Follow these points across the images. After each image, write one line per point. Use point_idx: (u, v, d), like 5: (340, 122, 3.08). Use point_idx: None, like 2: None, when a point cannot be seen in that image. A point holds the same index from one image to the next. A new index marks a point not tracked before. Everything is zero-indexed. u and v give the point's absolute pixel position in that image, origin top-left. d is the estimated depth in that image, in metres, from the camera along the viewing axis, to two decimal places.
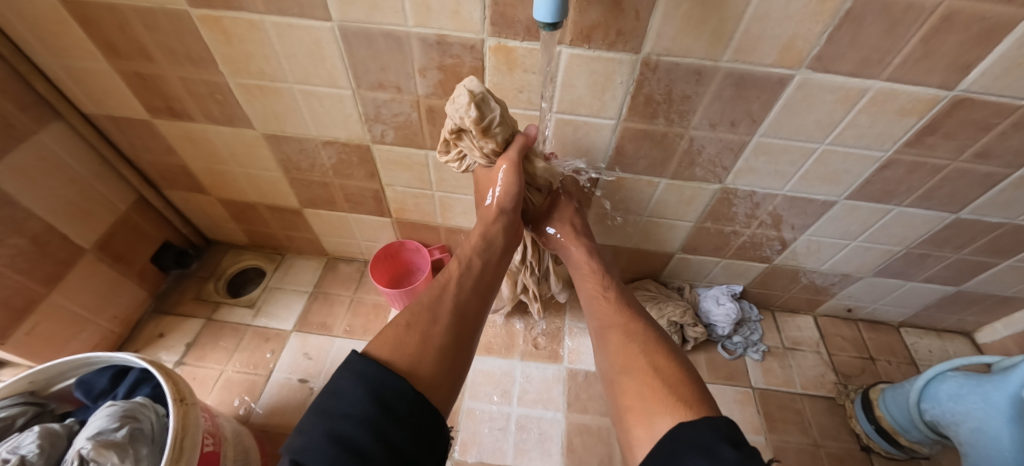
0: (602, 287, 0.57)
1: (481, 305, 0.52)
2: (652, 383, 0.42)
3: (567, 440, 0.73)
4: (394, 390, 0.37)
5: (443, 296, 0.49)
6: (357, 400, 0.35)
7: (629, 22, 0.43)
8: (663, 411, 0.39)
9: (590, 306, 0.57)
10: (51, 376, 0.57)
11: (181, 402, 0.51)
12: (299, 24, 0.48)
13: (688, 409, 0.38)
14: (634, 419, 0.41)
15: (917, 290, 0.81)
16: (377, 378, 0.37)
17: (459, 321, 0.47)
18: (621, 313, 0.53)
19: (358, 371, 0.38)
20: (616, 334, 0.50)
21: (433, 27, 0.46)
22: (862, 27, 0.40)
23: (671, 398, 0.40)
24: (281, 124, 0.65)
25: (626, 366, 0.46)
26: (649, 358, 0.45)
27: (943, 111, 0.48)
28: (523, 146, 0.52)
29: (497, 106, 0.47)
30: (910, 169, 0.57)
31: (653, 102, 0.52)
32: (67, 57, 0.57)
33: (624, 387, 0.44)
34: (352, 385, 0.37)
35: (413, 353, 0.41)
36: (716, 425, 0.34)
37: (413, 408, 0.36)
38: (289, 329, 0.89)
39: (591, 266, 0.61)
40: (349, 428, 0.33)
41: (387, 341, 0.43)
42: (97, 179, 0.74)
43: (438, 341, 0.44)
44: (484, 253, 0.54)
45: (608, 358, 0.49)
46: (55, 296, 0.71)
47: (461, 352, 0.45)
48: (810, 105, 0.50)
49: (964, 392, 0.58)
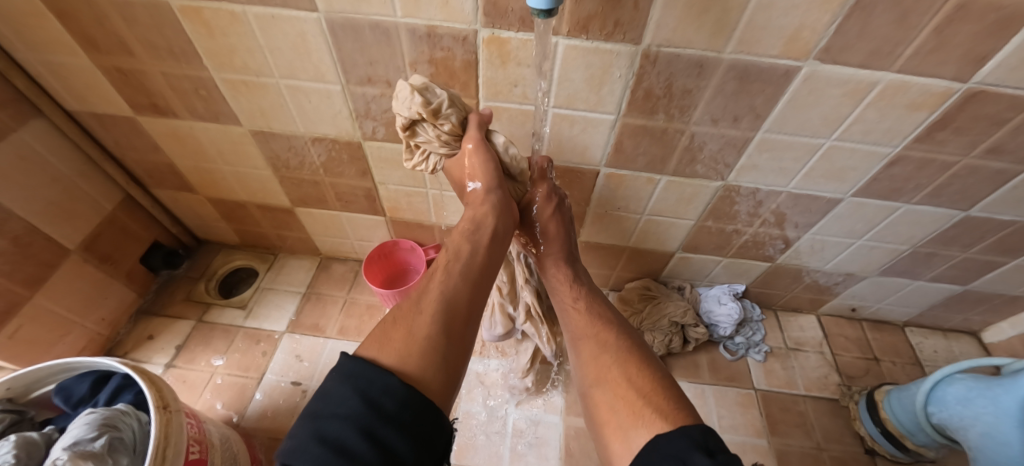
0: (574, 297, 0.55)
1: (474, 293, 0.45)
2: (627, 394, 0.40)
3: (565, 444, 0.72)
4: (384, 387, 0.32)
5: (429, 287, 0.44)
6: (344, 398, 0.31)
7: (627, 12, 0.41)
8: (637, 425, 0.37)
9: (564, 319, 0.54)
10: (30, 383, 0.55)
11: (164, 410, 0.49)
12: (283, 16, 0.46)
13: (660, 420, 0.36)
14: (612, 435, 0.39)
15: (923, 289, 0.79)
16: (364, 376, 0.33)
17: (450, 311, 0.42)
18: (597, 322, 0.51)
19: (343, 370, 0.34)
20: (591, 346, 0.48)
21: (423, 18, 0.44)
22: (871, 17, 0.38)
23: (645, 409, 0.38)
24: (268, 120, 0.63)
25: (598, 378, 0.44)
26: (623, 368, 0.43)
27: (955, 105, 0.46)
28: (479, 123, 0.51)
29: (442, 90, 0.47)
30: (918, 166, 0.55)
31: (652, 96, 0.50)
32: (45, 52, 0.55)
33: (600, 401, 0.42)
34: (339, 386, 0.33)
35: (398, 348, 0.36)
36: (693, 436, 0.32)
37: (407, 405, 0.31)
38: (282, 330, 0.87)
39: (562, 278, 0.57)
40: (337, 429, 0.29)
41: (374, 340, 0.38)
42: (81, 178, 0.72)
43: (426, 332, 0.38)
44: (467, 239, 0.48)
45: (584, 372, 0.47)
46: (38, 298, 0.69)
47: (453, 345, 0.39)
48: (817, 98, 0.48)
49: (972, 396, 0.57)
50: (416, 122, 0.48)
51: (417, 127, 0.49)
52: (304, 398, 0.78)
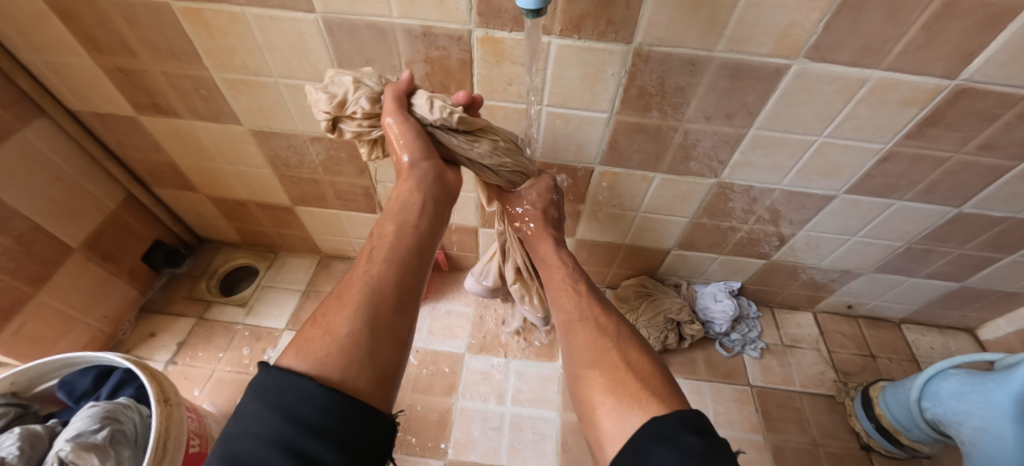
0: (572, 281, 0.54)
1: (397, 276, 0.40)
2: (624, 377, 0.40)
3: (562, 440, 0.72)
4: (300, 397, 0.28)
5: (354, 276, 0.40)
6: (258, 416, 0.28)
7: (619, 10, 0.41)
8: (630, 408, 0.36)
9: (557, 300, 0.53)
10: (33, 378, 0.56)
11: (165, 403, 0.50)
12: (281, 16, 0.47)
13: (658, 403, 0.36)
14: (606, 412, 0.38)
15: (920, 286, 0.79)
16: (277, 386, 0.29)
17: (377, 298, 0.37)
18: (594, 307, 0.50)
19: (259, 385, 0.30)
20: (588, 329, 0.47)
21: (419, 18, 0.45)
22: (860, 14, 0.39)
23: (642, 392, 0.37)
24: (267, 119, 0.64)
25: (595, 361, 0.43)
26: (621, 352, 0.43)
27: (945, 101, 0.46)
28: (395, 91, 0.44)
29: (348, 76, 0.44)
30: (912, 162, 0.55)
31: (646, 94, 0.51)
32: (48, 52, 0.56)
33: (597, 382, 0.41)
34: (252, 402, 0.29)
35: (319, 351, 0.32)
36: (684, 422, 0.32)
37: (332, 411, 0.28)
38: (281, 327, 0.88)
39: (560, 259, 0.56)
40: (249, 450, 0.26)
41: (299, 345, 0.34)
42: (84, 177, 0.73)
43: (346, 328, 0.34)
44: (399, 221, 0.44)
45: (578, 354, 0.45)
46: (42, 296, 0.70)
47: (380, 339, 0.35)
48: (808, 96, 0.48)
49: (966, 391, 0.57)
50: (341, 120, 0.45)
51: (343, 124, 0.45)
52: None
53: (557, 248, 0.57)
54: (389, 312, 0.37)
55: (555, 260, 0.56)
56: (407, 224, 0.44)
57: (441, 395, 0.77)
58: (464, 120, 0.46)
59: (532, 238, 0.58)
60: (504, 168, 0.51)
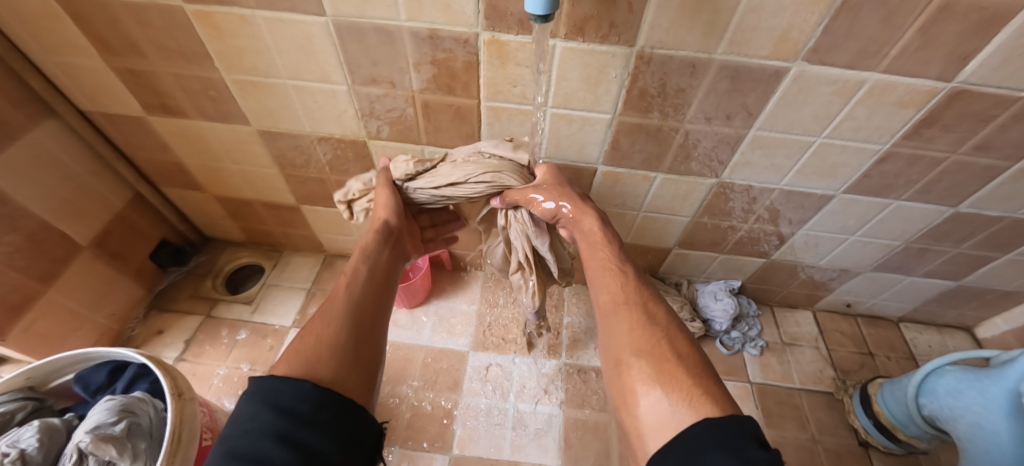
0: (619, 262, 0.48)
1: (368, 303, 0.46)
2: (673, 371, 0.34)
3: (565, 436, 0.74)
4: (292, 394, 0.31)
5: (333, 302, 0.45)
6: (252, 415, 0.29)
7: (622, 14, 0.42)
8: (679, 404, 0.31)
9: (598, 280, 0.47)
10: (48, 373, 0.57)
11: (179, 397, 0.51)
12: (290, 18, 0.48)
13: (713, 403, 0.30)
14: (648, 404, 0.33)
15: (917, 285, 0.80)
16: (270, 388, 0.31)
17: (355, 318, 0.43)
18: (638, 290, 0.44)
19: (250, 391, 0.32)
20: (632, 314, 0.41)
21: (425, 21, 0.46)
22: (858, 17, 0.40)
23: (695, 389, 0.32)
24: (275, 120, 0.65)
25: (637, 348, 0.38)
26: (672, 343, 0.37)
27: (941, 103, 0.47)
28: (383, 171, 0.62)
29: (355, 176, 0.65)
30: (908, 163, 0.56)
31: (647, 96, 0.52)
32: (59, 53, 0.57)
33: (641, 374, 0.35)
34: (246, 405, 0.31)
35: (311, 359, 0.36)
36: (731, 429, 0.26)
37: (323, 406, 0.31)
38: (287, 325, 0.89)
39: (603, 237, 0.50)
40: (246, 447, 0.27)
41: (284, 361, 0.37)
42: (93, 176, 0.74)
43: (334, 343, 0.38)
44: (365, 256, 0.52)
45: (616, 340, 0.40)
46: (51, 293, 0.72)
47: (360, 350, 0.40)
48: (807, 97, 0.49)
49: (962, 387, 0.58)
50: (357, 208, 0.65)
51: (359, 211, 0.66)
52: None
53: (601, 222, 0.51)
54: (366, 330, 0.42)
55: (595, 234, 0.50)
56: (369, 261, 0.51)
57: (445, 391, 0.78)
58: (422, 168, 0.60)
59: (567, 215, 0.52)
60: (471, 177, 0.56)
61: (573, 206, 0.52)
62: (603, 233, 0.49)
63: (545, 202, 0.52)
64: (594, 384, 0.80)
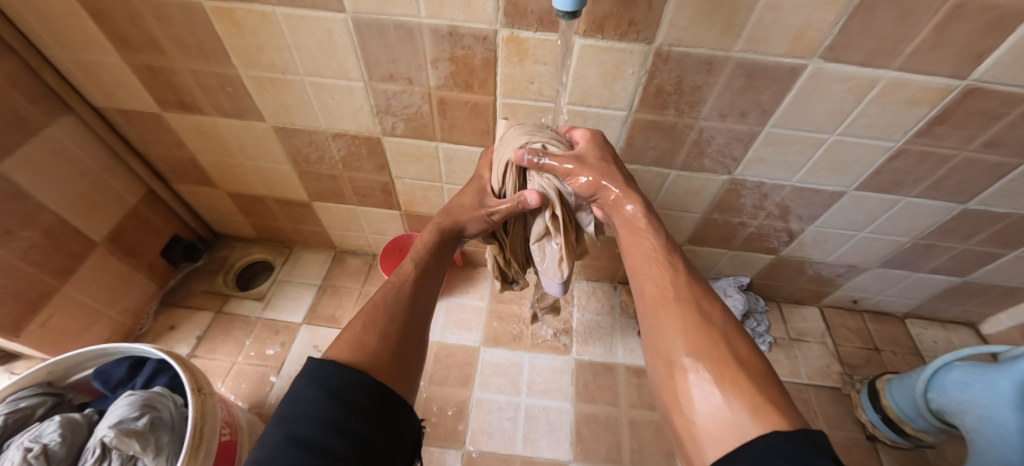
0: (667, 253, 0.46)
1: (427, 299, 0.47)
2: (734, 377, 0.34)
3: (576, 430, 0.74)
4: (353, 384, 0.33)
5: (398, 293, 0.45)
6: (314, 399, 0.31)
7: (641, 12, 0.43)
8: (743, 413, 0.31)
9: (641, 273, 0.46)
10: (69, 367, 0.58)
11: (199, 392, 0.51)
12: (311, 15, 0.49)
13: (779, 414, 0.30)
14: (706, 409, 0.33)
15: (924, 281, 0.81)
16: (332, 377, 0.33)
17: (413, 308, 0.45)
18: (688, 285, 0.43)
19: (309, 375, 0.33)
20: (684, 310, 0.41)
21: (446, 18, 0.46)
22: (873, 16, 0.40)
23: (761, 398, 0.32)
24: (291, 116, 0.65)
25: (693, 349, 0.37)
26: (730, 346, 0.37)
27: (953, 100, 0.48)
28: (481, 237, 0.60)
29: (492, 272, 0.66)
30: (918, 159, 0.57)
31: (663, 93, 0.52)
32: (79, 50, 0.57)
33: (699, 377, 0.35)
34: (305, 388, 0.32)
35: (374, 352, 0.37)
36: (803, 444, 0.26)
37: (377, 400, 0.33)
38: (298, 321, 0.90)
39: (648, 226, 0.47)
40: (306, 429, 0.29)
41: (341, 345, 0.38)
42: (107, 172, 0.74)
43: (397, 337, 0.40)
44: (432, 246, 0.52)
45: (667, 338, 0.40)
46: (67, 289, 0.72)
47: (409, 346, 0.42)
48: (821, 95, 0.50)
49: (970, 381, 0.59)
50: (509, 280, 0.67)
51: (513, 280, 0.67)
52: None
53: (644, 207, 0.47)
54: (420, 327, 0.44)
55: (637, 219, 0.48)
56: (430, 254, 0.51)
57: (456, 386, 0.79)
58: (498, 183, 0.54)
59: (608, 195, 0.49)
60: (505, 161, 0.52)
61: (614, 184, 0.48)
62: (645, 220, 0.47)
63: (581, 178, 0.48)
64: (603, 379, 0.81)
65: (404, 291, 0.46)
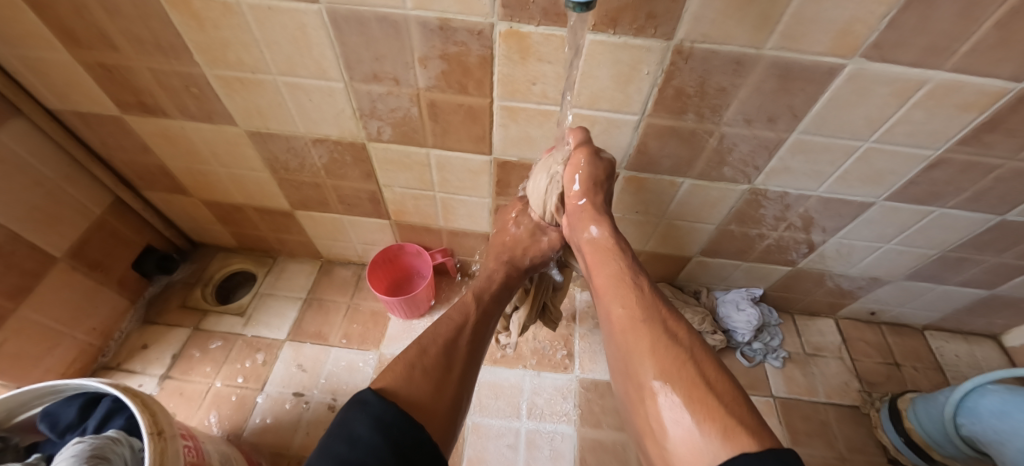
0: (635, 273, 0.45)
1: (475, 349, 0.48)
2: (704, 398, 0.31)
3: (580, 458, 0.69)
4: (413, 441, 0.32)
5: (458, 335, 0.47)
6: (375, 446, 0.30)
7: (662, 3, 0.36)
8: (712, 437, 0.28)
9: (605, 296, 0.44)
10: (12, 408, 0.52)
11: (159, 436, 0.46)
12: (280, 6, 0.42)
13: (750, 436, 0.27)
14: (677, 437, 0.31)
15: (949, 294, 0.76)
16: (396, 424, 0.33)
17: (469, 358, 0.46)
18: (655, 306, 0.41)
19: (373, 416, 0.33)
20: (653, 332, 0.38)
21: (435, 10, 0.40)
22: (931, 9, 0.34)
23: (729, 418, 0.29)
24: (265, 119, 0.58)
25: (660, 371, 0.35)
26: (698, 365, 0.34)
27: (1008, 105, 0.42)
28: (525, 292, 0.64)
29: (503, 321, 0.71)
30: (961, 169, 0.51)
31: (683, 96, 0.47)
32: (21, 46, 0.50)
33: (669, 400, 0.32)
34: (368, 430, 0.32)
35: (430, 402, 0.37)
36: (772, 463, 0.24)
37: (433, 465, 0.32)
38: (282, 338, 0.84)
39: (604, 246, 0.48)
40: None
41: (397, 377, 0.39)
42: (67, 181, 0.67)
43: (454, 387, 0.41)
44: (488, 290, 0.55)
45: (636, 361, 0.37)
46: (24, 310, 0.65)
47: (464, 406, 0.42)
48: (861, 98, 0.44)
49: (1009, 409, 0.54)
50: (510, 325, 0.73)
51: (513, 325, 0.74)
52: (309, 410, 0.75)
53: (611, 229, 0.48)
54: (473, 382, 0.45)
55: (603, 241, 0.48)
56: (491, 300, 0.54)
57: None
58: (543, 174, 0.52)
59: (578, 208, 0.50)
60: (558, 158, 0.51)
61: (589, 201, 0.49)
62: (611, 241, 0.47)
63: (581, 157, 0.48)
64: (608, 400, 0.76)
65: (461, 337, 0.47)
